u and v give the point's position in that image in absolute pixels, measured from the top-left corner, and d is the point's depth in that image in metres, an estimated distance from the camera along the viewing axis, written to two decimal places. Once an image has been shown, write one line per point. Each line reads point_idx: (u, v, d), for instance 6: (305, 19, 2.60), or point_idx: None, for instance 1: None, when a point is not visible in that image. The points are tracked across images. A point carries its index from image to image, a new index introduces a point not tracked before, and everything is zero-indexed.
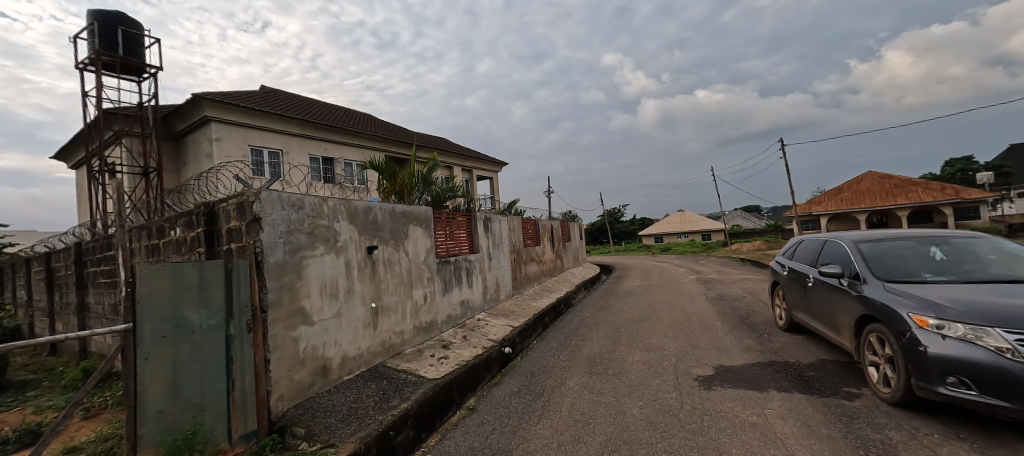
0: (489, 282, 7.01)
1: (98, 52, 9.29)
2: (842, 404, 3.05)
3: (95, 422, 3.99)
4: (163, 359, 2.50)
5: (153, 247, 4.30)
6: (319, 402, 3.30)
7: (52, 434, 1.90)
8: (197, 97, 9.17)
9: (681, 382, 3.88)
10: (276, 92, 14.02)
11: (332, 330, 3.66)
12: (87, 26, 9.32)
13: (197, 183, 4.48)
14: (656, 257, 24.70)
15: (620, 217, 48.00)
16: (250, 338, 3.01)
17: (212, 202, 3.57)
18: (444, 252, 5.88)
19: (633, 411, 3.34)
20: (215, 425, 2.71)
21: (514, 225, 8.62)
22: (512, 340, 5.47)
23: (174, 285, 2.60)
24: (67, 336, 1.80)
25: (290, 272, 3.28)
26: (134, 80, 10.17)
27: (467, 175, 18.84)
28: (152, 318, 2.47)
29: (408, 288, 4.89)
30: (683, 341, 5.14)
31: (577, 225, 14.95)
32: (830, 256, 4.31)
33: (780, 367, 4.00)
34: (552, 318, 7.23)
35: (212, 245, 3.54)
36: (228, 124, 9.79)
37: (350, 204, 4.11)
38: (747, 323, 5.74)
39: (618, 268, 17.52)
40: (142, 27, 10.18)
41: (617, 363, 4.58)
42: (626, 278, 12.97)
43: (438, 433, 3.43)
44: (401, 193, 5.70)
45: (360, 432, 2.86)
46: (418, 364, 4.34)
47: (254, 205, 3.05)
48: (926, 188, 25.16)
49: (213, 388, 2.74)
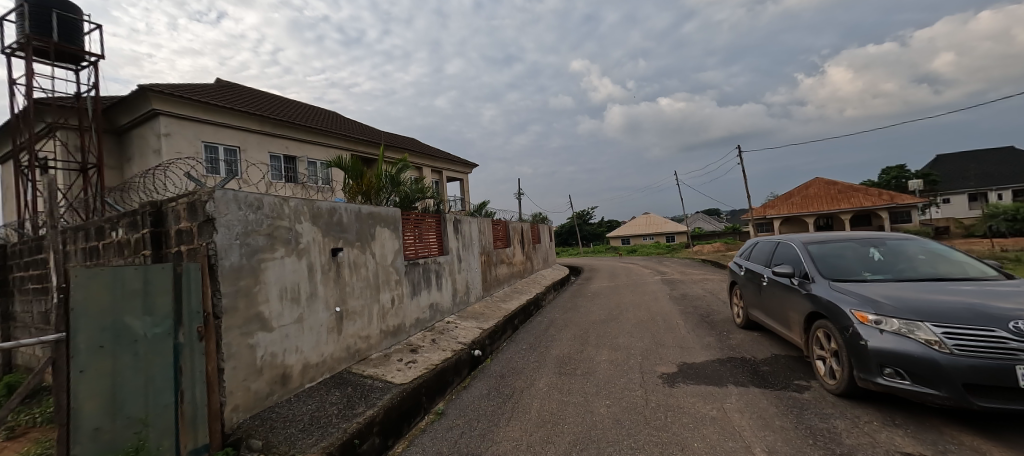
0: (458, 284, 6.94)
1: (29, 36, 8.46)
2: (793, 396, 3.24)
3: (19, 443, 3.63)
4: (100, 371, 2.34)
5: (89, 251, 3.97)
6: (278, 412, 3.15)
7: None
8: (145, 90, 8.56)
9: (646, 379, 3.99)
10: (234, 86, 13.30)
11: (293, 337, 3.51)
12: (13, 7, 8.45)
13: (140, 181, 4.14)
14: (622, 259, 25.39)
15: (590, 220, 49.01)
16: (202, 346, 2.81)
17: (160, 201, 3.34)
18: (413, 254, 5.77)
19: (600, 410, 3.41)
20: (160, 442, 2.54)
21: (484, 227, 8.57)
22: (481, 342, 5.45)
23: (114, 290, 2.43)
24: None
25: (246, 276, 3.11)
26: (71, 69, 9.38)
27: (437, 176, 18.62)
28: (90, 327, 2.31)
29: (375, 292, 4.77)
30: (648, 340, 5.29)
31: (547, 227, 15.07)
32: (782, 258, 4.57)
33: (737, 362, 4.22)
34: (522, 319, 7.27)
35: (159, 247, 3.33)
36: (181, 118, 9.19)
37: (313, 205, 3.96)
38: (707, 321, 5.99)
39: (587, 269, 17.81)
40: (81, 11, 9.41)
41: (585, 363, 4.65)
42: (594, 280, 13.25)
43: (406, 440, 3.38)
44: (368, 194, 5.51)
45: (323, 442, 2.76)
46: (385, 370, 4.23)
47: (207, 205, 2.88)
48: (866, 194, 27.33)
49: (158, 401, 2.57)
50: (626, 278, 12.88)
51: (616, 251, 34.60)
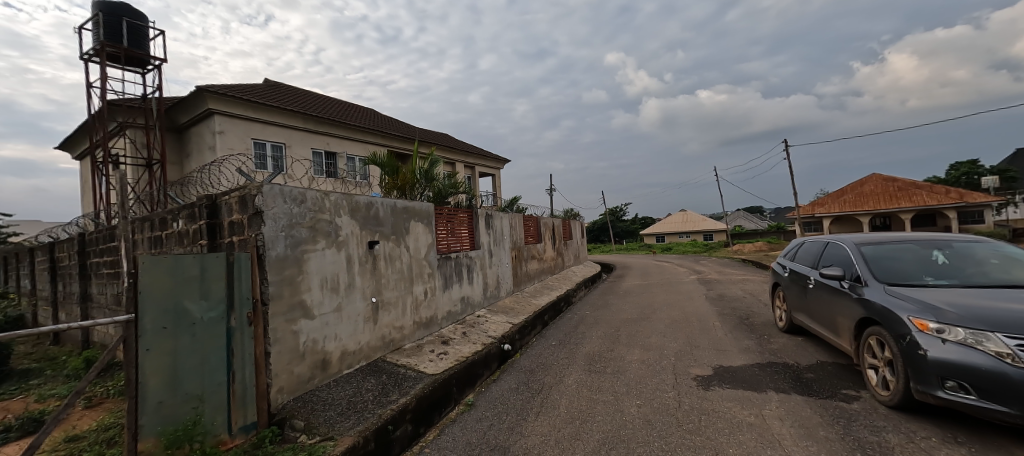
0: (489, 278, 7.00)
1: (103, 43, 9.23)
2: (841, 406, 3.05)
3: (97, 411, 4.05)
4: (163, 350, 2.53)
5: (154, 240, 4.30)
6: (318, 395, 3.36)
7: (54, 422, 1.87)
8: (201, 90, 9.17)
9: (679, 381, 3.88)
10: (280, 86, 14.02)
11: (332, 324, 3.71)
12: (91, 17, 9.26)
13: (198, 175, 4.43)
14: (656, 257, 24.71)
15: (622, 217, 48.05)
16: (251, 331, 3.07)
17: (215, 195, 3.59)
18: (445, 248, 5.87)
19: (631, 410, 3.36)
20: (215, 417, 2.76)
21: (515, 223, 8.58)
22: (511, 337, 5.48)
23: (175, 276, 2.62)
24: (72, 326, 1.80)
25: (290, 266, 3.32)
26: (138, 72, 10.19)
27: (470, 171, 18.82)
28: (154, 310, 2.49)
29: (409, 284, 4.90)
30: (682, 340, 5.13)
31: (578, 223, 14.84)
32: (831, 259, 4.28)
33: (778, 368, 4.00)
34: (552, 315, 7.25)
35: (214, 237, 3.58)
36: (232, 117, 9.78)
37: (352, 199, 4.12)
38: (746, 324, 5.73)
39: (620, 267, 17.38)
40: (147, 18, 10.18)
41: (616, 361, 4.58)
42: (627, 277, 12.97)
43: (436, 429, 3.50)
44: (403, 189, 5.64)
45: (359, 426, 2.94)
46: (418, 360, 4.36)
47: (256, 198, 3.08)
48: (929, 192, 25.09)
49: (212, 380, 2.78)
50: (660, 276, 12.52)
51: (650, 249, 33.62)
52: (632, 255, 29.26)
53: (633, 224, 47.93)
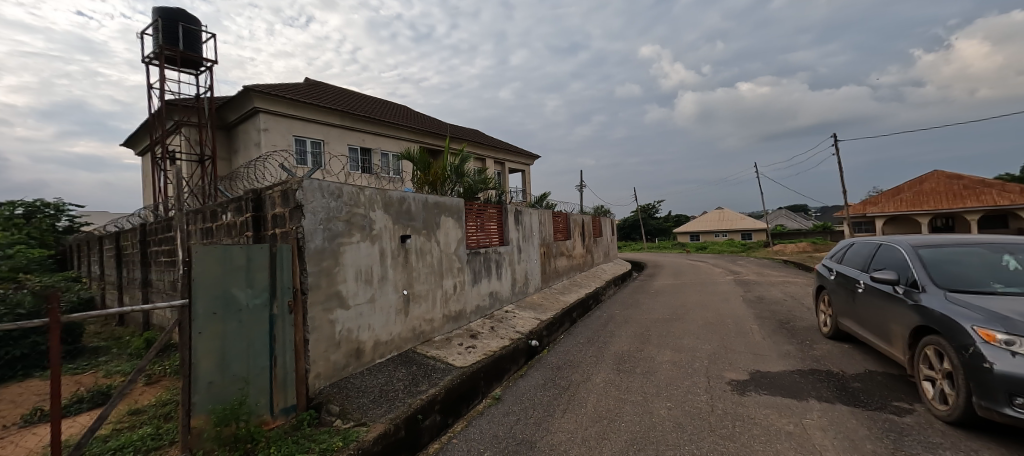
0: (518, 274, 7.03)
1: (163, 47, 9.98)
2: (891, 419, 2.85)
3: (155, 388, 4.39)
4: (213, 334, 2.70)
5: (206, 231, 4.60)
6: (353, 382, 3.49)
7: (118, 394, 2.14)
8: (248, 90, 9.70)
9: (712, 385, 3.75)
10: (319, 85, 14.59)
11: (366, 315, 3.84)
12: (151, 22, 9.97)
13: (245, 170, 4.69)
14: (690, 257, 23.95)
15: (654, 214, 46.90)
16: (291, 318, 3.23)
17: (260, 189, 3.79)
18: (474, 243, 5.94)
19: (661, 412, 3.28)
20: (258, 398, 2.93)
21: (545, 219, 8.55)
22: (539, 333, 5.48)
23: (224, 265, 2.79)
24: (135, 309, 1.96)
25: (328, 258, 3.47)
26: (192, 74, 10.89)
27: (500, 167, 18.90)
28: (206, 295, 2.66)
29: (439, 278, 5.00)
30: (716, 343, 4.95)
31: (608, 220, 14.57)
32: (884, 262, 3.99)
33: (821, 376, 3.79)
34: (580, 313, 7.18)
35: (259, 229, 3.78)
36: (276, 115, 10.28)
37: (385, 194, 4.23)
38: (787, 328, 5.46)
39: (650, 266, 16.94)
40: (200, 22, 10.82)
41: (646, 362, 4.48)
42: (658, 276, 12.65)
43: (464, 421, 3.57)
44: (434, 184, 5.74)
45: (390, 414, 3.04)
46: (447, 352, 4.44)
47: (297, 193, 3.23)
48: (1000, 191, 22.84)
49: (257, 364, 2.95)
50: (694, 276, 12.13)
51: (682, 248, 32.54)
52: (663, 253, 28.42)
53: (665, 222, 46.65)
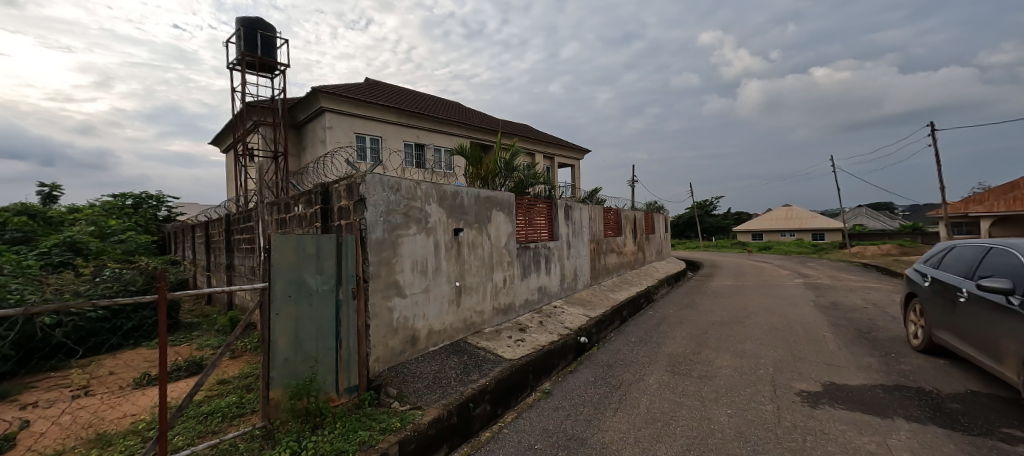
0: (567, 270, 6.98)
1: (244, 54, 10.97)
2: (999, 447, 2.50)
3: (238, 362, 4.88)
4: (288, 315, 2.95)
5: (281, 221, 5.00)
6: (408, 367, 3.67)
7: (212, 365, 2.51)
8: (315, 91, 10.41)
9: (779, 394, 3.51)
10: (377, 84, 15.31)
11: (421, 304, 4.01)
12: (234, 32, 10.98)
13: (315, 165, 5.04)
14: (752, 257, 22.43)
15: (712, 211, 44.55)
16: (354, 303, 3.44)
17: (327, 183, 4.05)
18: (524, 238, 5.97)
19: (720, 418, 3.12)
20: (326, 376, 3.16)
21: (595, 214, 8.41)
22: (588, 330, 5.42)
23: (297, 252, 3.02)
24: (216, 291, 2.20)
25: (387, 248, 3.66)
26: (267, 77, 11.86)
27: (549, 162, 18.79)
28: (282, 280, 2.91)
29: (490, 271, 5.09)
30: (782, 350, 4.61)
31: (661, 217, 13.98)
32: (994, 268, 3.49)
33: (910, 393, 3.40)
34: (631, 311, 7.00)
35: (326, 220, 4.05)
36: (339, 113, 10.95)
37: (440, 188, 4.37)
38: (867, 339, 4.95)
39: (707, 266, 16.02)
40: (275, 29, 11.70)
41: (703, 365, 4.28)
42: (716, 277, 11.98)
43: (514, 413, 3.62)
44: (486, 179, 5.83)
45: (443, 400, 3.17)
46: (497, 344, 4.52)
47: (361, 186, 3.43)
48: None
49: (324, 344, 3.18)
50: (757, 278, 11.33)
51: (741, 248, 30.47)
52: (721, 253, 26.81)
53: (721, 219, 44.04)
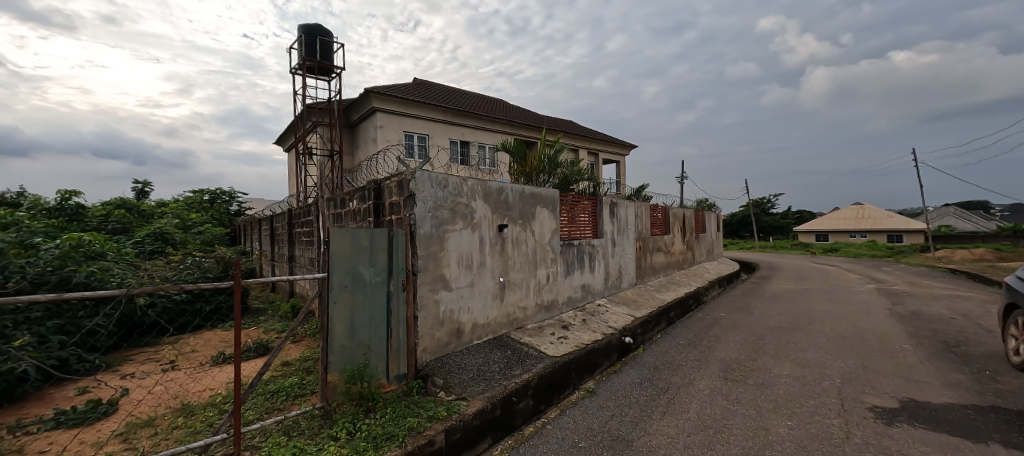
0: (611, 268, 6.85)
1: (304, 59, 11.73)
2: None
3: (299, 346, 5.25)
4: (344, 304, 3.13)
5: (337, 215, 5.31)
6: (454, 359, 3.77)
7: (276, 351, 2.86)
8: (368, 92, 10.93)
9: (848, 409, 3.23)
10: (424, 84, 15.79)
11: (466, 298, 4.11)
12: (296, 38, 11.75)
13: (367, 163, 5.29)
14: (816, 259, 20.75)
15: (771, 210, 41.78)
16: (404, 295, 3.58)
17: (379, 179, 4.24)
18: (567, 235, 5.93)
19: (779, 430, 2.93)
20: (377, 363, 3.32)
21: (642, 212, 8.16)
22: (633, 330, 5.29)
23: (353, 244, 3.19)
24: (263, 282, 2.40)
25: (434, 243, 3.78)
26: (324, 80, 12.60)
27: (593, 158, 18.48)
28: (339, 271, 3.08)
29: (533, 267, 5.11)
30: (850, 361, 4.25)
31: (713, 215, 13.29)
32: None
33: (1008, 416, 3.01)
34: (678, 313, 6.75)
35: (378, 215, 4.25)
36: (389, 113, 11.43)
37: (486, 184, 4.43)
38: (954, 353, 4.43)
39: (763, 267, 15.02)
40: (331, 34, 12.38)
41: (759, 373, 4.05)
42: (773, 280, 11.22)
43: (557, 409, 3.62)
44: (530, 175, 5.84)
45: (487, 393, 3.23)
46: (540, 340, 4.53)
47: (411, 183, 3.56)
48: None
49: (377, 333, 3.34)
50: (821, 282, 10.48)
51: (802, 250, 28.26)
52: (778, 254, 25.05)
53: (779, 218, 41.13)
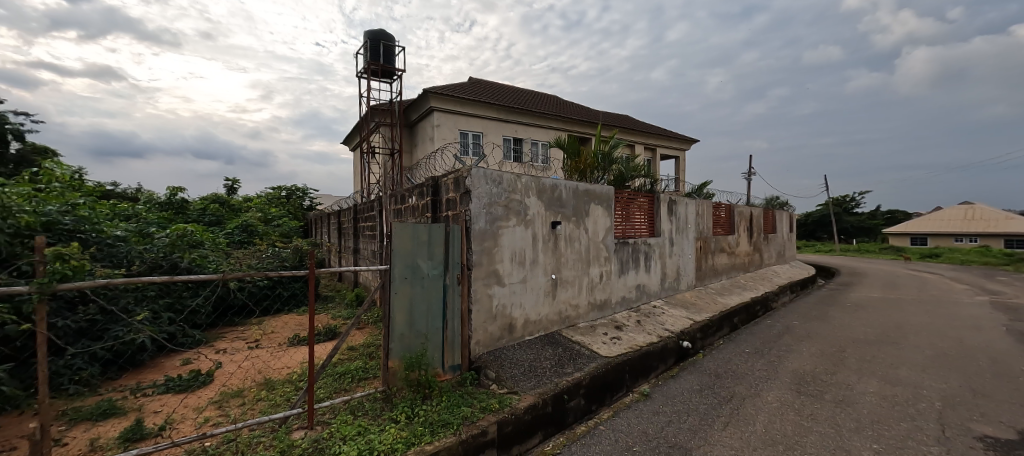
0: (669, 269, 6.57)
1: (369, 63, 12.47)
2: None
3: (363, 333, 5.63)
4: (404, 295, 3.30)
5: (397, 211, 5.60)
6: (506, 353, 3.84)
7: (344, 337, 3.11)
8: (426, 92, 11.38)
9: (949, 436, 2.85)
10: (478, 82, 16.12)
11: (518, 294, 4.16)
12: (362, 44, 12.53)
13: (425, 161, 5.52)
14: (913, 265, 18.30)
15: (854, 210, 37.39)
16: (459, 289, 3.70)
17: (436, 176, 4.41)
18: (622, 233, 5.77)
19: (863, 453, 2.66)
20: (434, 353, 3.47)
21: (703, 210, 7.72)
22: (691, 334, 5.04)
23: (412, 239, 3.35)
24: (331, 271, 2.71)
25: (489, 239, 3.86)
26: (386, 82, 13.31)
27: (650, 153, 17.77)
28: (400, 263, 3.26)
29: (586, 265, 5.04)
30: (953, 382, 3.73)
31: (784, 214, 12.21)
32: None
33: None
34: (743, 319, 6.31)
35: (436, 211, 4.42)
36: (446, 112, 11.82)
37: (539, 181, 4.43)
38: None
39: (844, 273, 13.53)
40: (393, 38, 13.02)
41: (839, 389, 3.68)
42: (857, 287, 10.08)
43: (609, 410, 3.56)
44: (584, 172, 5.75)
45: (539, 389, 3.25)
46: (592, 340, 4.47)
47: (467, 180, 3.67)
48: None
49: (433, 324, 3.48)
50: (918, 291, 9.24)
51: (892, 254, 25.06)
52: (862, 258, 22.45)
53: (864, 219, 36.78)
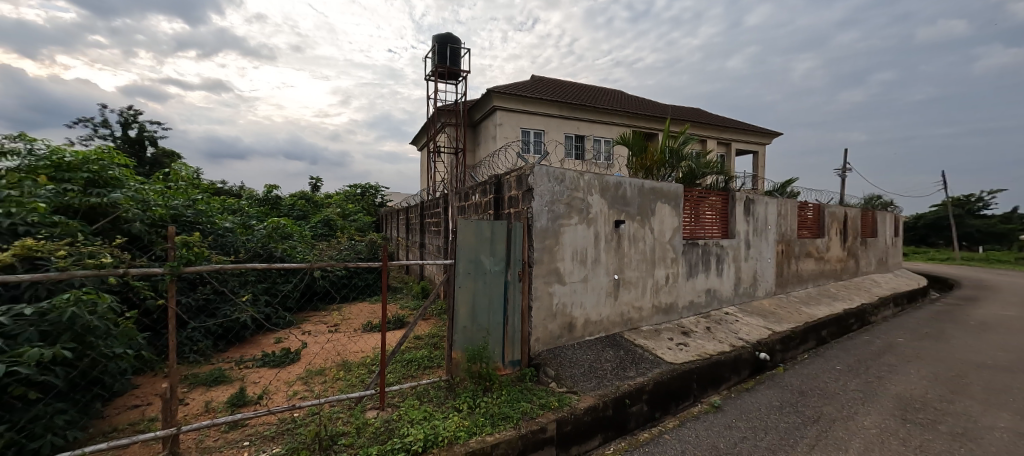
0: (744, 273, 6.08)
1: (436, 66, 13.07)
2: None
3: (429, 324, 5.93)
4: (467, 290, 3.43)
5: (461, 208, 5.81)
6: (565, 352, 3.83)
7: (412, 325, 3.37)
8: (490, 92, 11.64)
9: None
10: (540, 80, 16.14)
11: (579, 293, 4.11)
12: (430, 48, 13.16)
13: (489, 159, 5.66)
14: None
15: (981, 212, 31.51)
16: (520, 286, 3.73)
17: (499, 174, 4.50)
18: (691, 234, 5.45)
19: None
20: (494, 347, 3.56)
21: (786, 210, 7.03)
22: (769, 346, 4.63)
23: (475, 235, 3.46)
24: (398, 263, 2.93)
25: (550, 237, 3.87)
26: (451, 83, 13.84)
27: (723, 148, 16.51)
28: (463, 259, 3.40)
29: (651, 266, 4.84)
30: None
31: (887, 216, 10.68)
32: None
33: None
34: (833, 332, 5.65)
35: (498, 208, 4.52)
36: (508, 111, 12.01)
37: (603, 179, 4.33)
38: None
39: (967, 286, 11.48)
40: (458, 40, 13.48)
41: (959, 420, 3.16)
42: (987, 304, 8.50)
43: (675, 419, 3.40)
44: (651, 169, 5.52)
45: (599, 391, 3.21)
46: (656, 344, 4.29)
47: (529, 178, 3.70)
48: None
49: (494, 319, 3.57)
50: None
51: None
52: (992, 269, 18.87)
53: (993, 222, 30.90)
